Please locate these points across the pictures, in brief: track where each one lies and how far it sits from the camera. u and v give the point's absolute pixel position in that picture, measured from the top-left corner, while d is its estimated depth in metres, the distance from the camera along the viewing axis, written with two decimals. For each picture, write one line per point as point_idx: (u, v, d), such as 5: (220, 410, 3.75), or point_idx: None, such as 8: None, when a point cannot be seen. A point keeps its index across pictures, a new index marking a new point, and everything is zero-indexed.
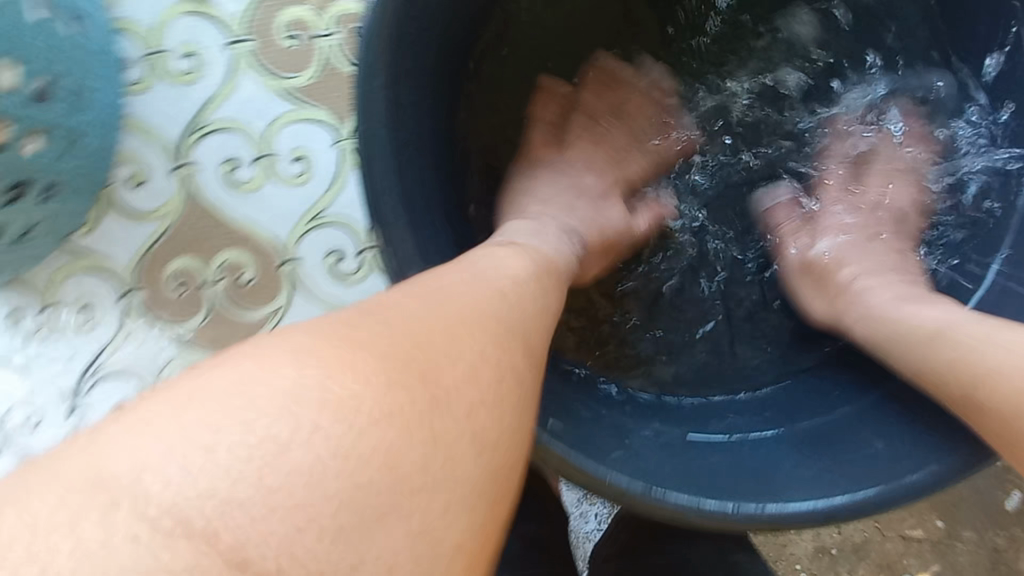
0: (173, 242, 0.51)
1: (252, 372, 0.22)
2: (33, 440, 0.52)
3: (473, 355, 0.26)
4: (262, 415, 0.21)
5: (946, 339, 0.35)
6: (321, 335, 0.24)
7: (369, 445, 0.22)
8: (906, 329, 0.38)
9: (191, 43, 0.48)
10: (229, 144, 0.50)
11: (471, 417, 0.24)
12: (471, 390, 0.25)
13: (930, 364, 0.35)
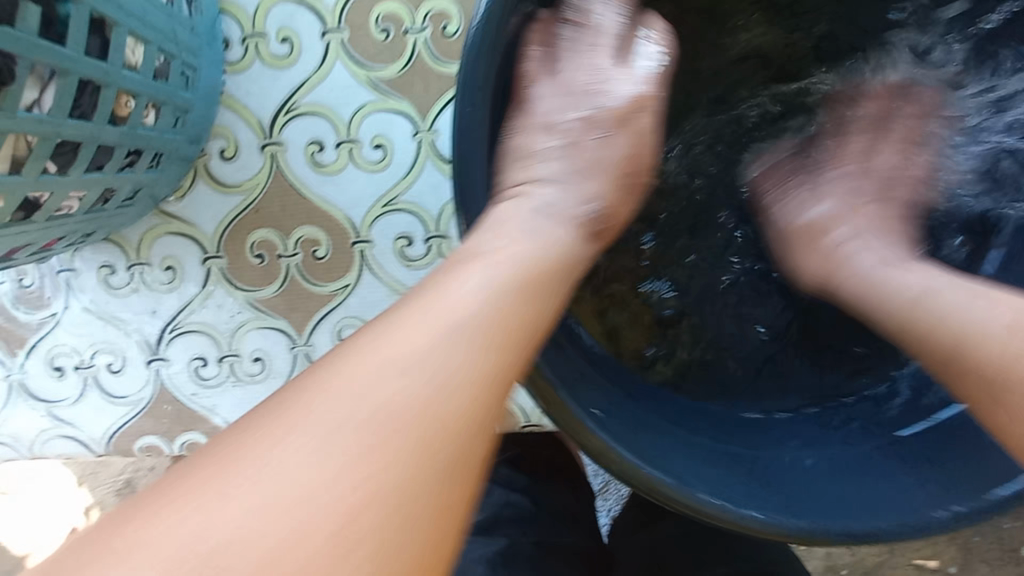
0: (256, 214, 0.55)
1: (187, 490, 0.25)
2: (116, 382, 0.57)
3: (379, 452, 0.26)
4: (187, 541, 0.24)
5: (946, 309, 0.36)
6: (256, 442, 0.26)
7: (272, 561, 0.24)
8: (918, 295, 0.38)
9: (288, 28, 0.51)
10: (316, 126, 0.53)
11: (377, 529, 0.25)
12: (375, 493, 0.26)
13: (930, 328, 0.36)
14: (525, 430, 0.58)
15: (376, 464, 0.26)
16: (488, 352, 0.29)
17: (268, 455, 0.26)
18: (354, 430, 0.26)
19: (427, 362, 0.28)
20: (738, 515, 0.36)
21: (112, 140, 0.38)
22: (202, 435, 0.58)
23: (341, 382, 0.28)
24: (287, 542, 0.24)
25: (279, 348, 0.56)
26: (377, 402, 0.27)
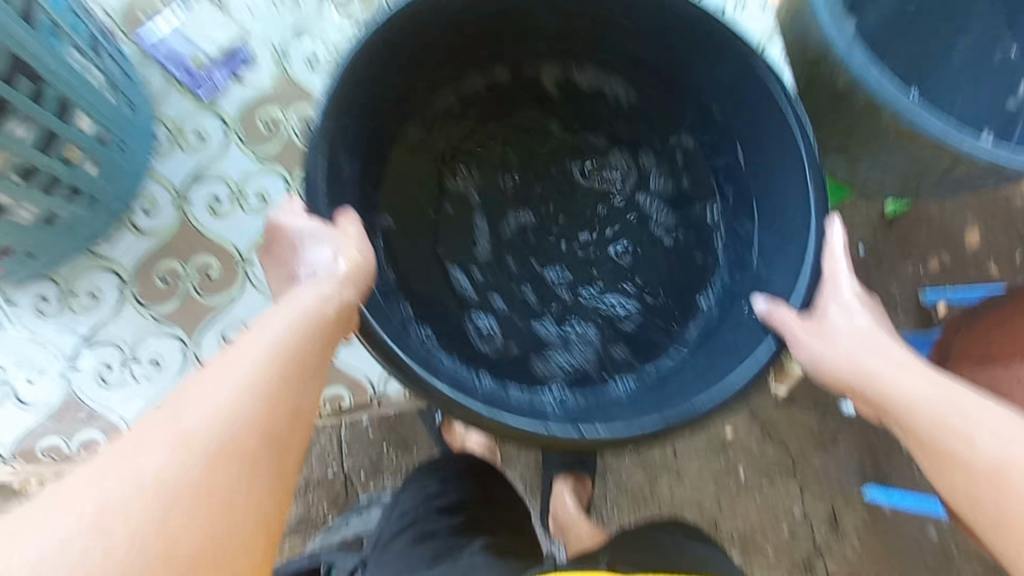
0: (165, 251, 0.74)
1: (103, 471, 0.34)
2: (32, 392, 0.70)
3: (245, 414, 0.39)
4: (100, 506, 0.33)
5: (951, 427, 0.48)
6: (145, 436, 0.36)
7: (187, 502, 0.34)
8: (903, 396, 0.51)
9: (201, 128, 0.77)
10: (216, 187, 0.76)
11: (254, 468, 0.37)
12: (254, 445, 0.38)
13: (924, 424, 0.49)
14: (375, 401, 0.72)
15: (211, 476, 0.36)
16: (288, 368, 0.43)
17: (136, 457, 0.35)
18: (179, 458, 0.35)
19: (233, 397, 0.39)
20: (585, 435, 0.52)
21: (59, 174, 0.59)
22: (100, 431, 0.70)
23: (177, 408, 0.38)
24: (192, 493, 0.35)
25: (172, 351, 0.72)
26: (197, 434, 0.37)
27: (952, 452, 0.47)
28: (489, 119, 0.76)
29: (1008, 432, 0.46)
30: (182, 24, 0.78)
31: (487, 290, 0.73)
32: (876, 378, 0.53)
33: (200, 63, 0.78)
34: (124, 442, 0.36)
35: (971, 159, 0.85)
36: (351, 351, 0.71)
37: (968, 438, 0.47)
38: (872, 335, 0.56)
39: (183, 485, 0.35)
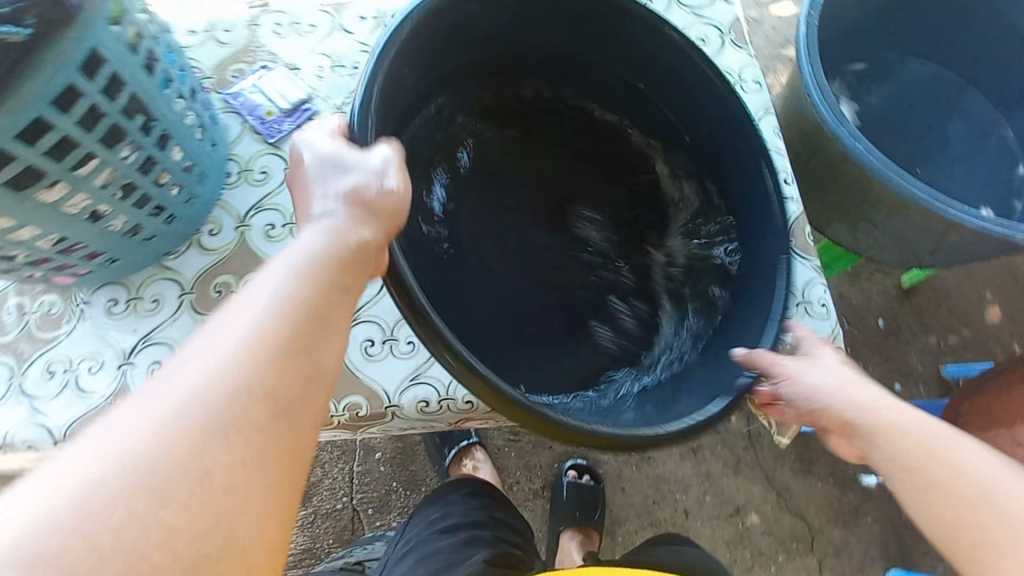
0: (222, 267, 0.85)
1: (128, 418, 0.37)
2: (92, 382, 0.79)
3: (261, 362, 0.41)
4: (133, 453, 0.35)
5: (935, 451, 0.58)
6: (164, 386, 0.39)
7: (211, 450, 0.37)
8: (888, 425, 0.61)
9: (267, 167, 0.90)
10: (272, 216, 0.88)
11: (272, 408, 0.41)
12: (273, 388, 0.41)
13: (909, 449, 0.59)
14: (390, 412, 0.78)
15: (236, 432, 0.39)
16: (303, 313, 0.45)
17: (156, 407, 0.38)
18: (198, 416, 0.38)
19: (248, 357, 0.41)
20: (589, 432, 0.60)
21: (150, 193, 0.71)
22: None
23: (193, 358, 0.40)
24: (219, 440, 0.38)
25: None
26: (218, 392, 0.39)
27: (898, 454, 0.59)
28: (531, 134, 0.98)
29: (945, 435, 0.59)
30: (260, 83, 0.94)
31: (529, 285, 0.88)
32: (836, 401, 0.66)
33: (271, 113, 0.93)
34: (137, 403, 0.38)
35: (955, 224, 0.93)
36: (372, 364, 0.79)
37: (927, 437, 0.59)
38: (835, 373, 0.69)
39: (204, 433, 0.38)
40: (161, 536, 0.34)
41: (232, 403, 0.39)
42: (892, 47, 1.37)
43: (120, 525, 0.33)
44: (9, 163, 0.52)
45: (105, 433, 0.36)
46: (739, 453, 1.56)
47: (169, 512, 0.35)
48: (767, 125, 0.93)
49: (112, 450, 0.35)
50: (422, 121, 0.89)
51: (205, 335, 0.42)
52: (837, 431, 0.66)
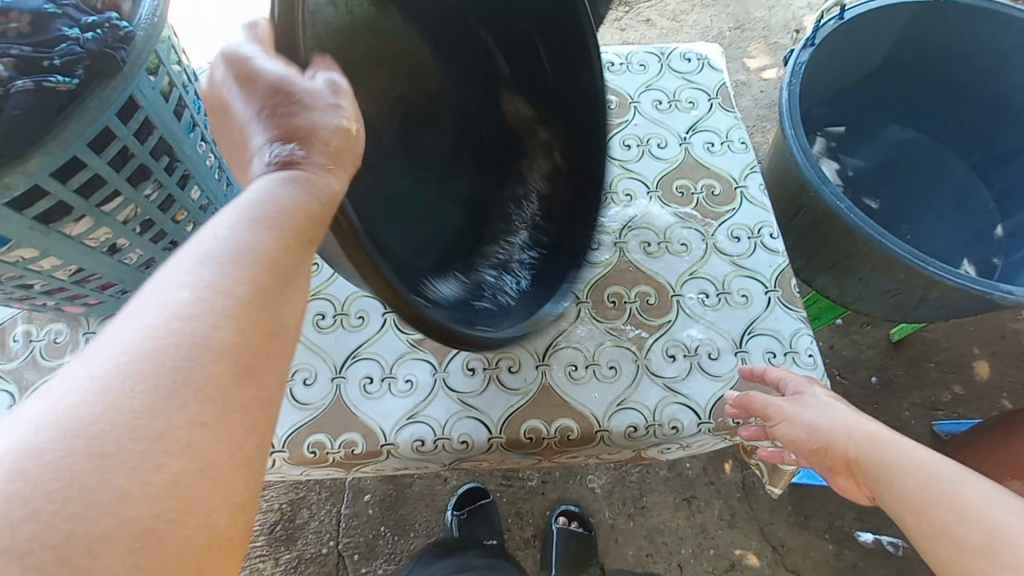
0: None
1: (74, 374, 0.34)
2: None
3: (221, 308, 0.38)
4: (79, 411, 0.32)
5: (941, 487, 0.56)
6: (111, 340, 0.35)
7: (167, 407, 0.34)
8: (898, 463, 0.61)
9: None
10: None
11: (235, 357, 0.37)
12: (236, 338, 0.38)
13: (917, 487, 0.58)
14: (385, 449, 0.78)
15: (197, 384, 0.35)
16: (267, 260, 0.42)
17: (103, 360, 0.34)
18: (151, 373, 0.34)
19: (209, 309, 0.38)
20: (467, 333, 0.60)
21: (168, 229, 0.74)
22: None
23: (143, 307, 0.37)
24: (177, 397, 0.34)
25: None
26: (171, 341, 0.35)
27: (904, 495, 0.59)
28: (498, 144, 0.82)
29: (954, 474, 0.57)
30: None
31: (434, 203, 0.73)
32: (841, 441, 0.67)
33: None
34: (83, 359, 0.34)
35: (936, 280, 0.97)
36: (369, 401, 0.80)
37: (930, 476, 0.58)
38: (829, 408, 0.71)
39: (158, 386, 0.34)
40: (116, 518, 0.30)
41: (191, 360, 0.35)
42: (872, 114, 1.46)
43: (64, 505, 0.30)
44: (42, 199, 0.55)
45: (49, 392, 0.33)
46: (733, 505, 1.54)
47: (122, 481, 0.31)
48: (754, 182, 0.98)
49: (54, 417, 0.31)
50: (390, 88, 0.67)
51: (158, 288, 0.38)
52: (846, 470, 0.67)
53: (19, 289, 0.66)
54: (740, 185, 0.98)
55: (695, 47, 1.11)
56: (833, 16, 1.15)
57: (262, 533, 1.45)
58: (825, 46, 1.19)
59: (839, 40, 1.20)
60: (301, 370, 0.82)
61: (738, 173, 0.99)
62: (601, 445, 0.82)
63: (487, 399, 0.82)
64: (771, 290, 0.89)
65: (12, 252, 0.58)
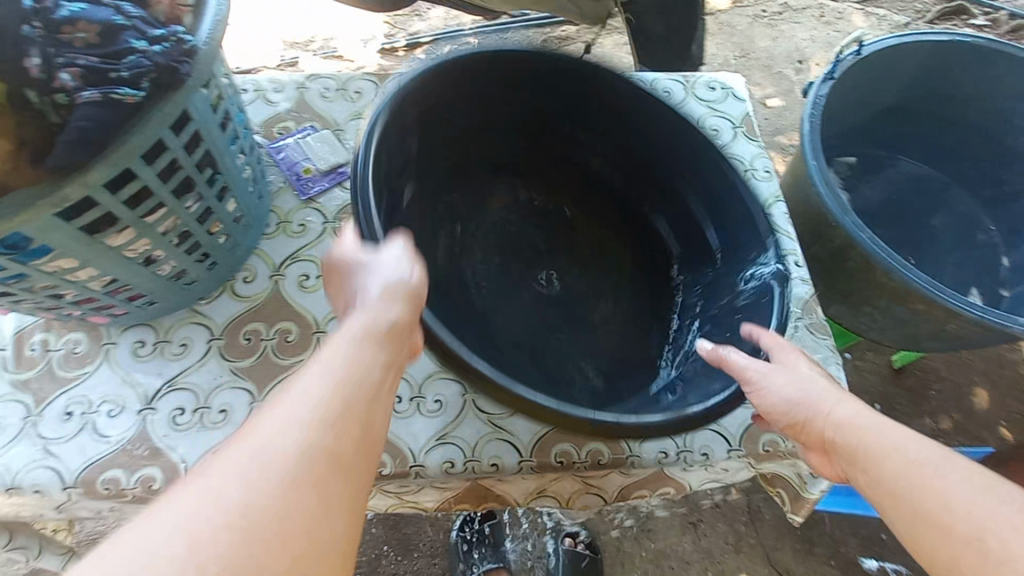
0: (254, 314, 0.85)
1: (215, 472, 0.39)
2: (109, 426, 0.76)
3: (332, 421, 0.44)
4: (223, 505, 0.37)
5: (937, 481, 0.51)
6: (246, 441, 0.41)
7: (292, 505, 0.39)
8: (891, 451, 0.55)
9: (305, 220, 0.93)
10: (307, 267, 0.89)
11: (341, 464, 0.43)
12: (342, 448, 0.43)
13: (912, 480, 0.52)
14: (414, 471, 0.77)
15: (314, 486, 0.40)
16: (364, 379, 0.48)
17: (243, 460, 0.40)
18: (261, 476, 0.39)
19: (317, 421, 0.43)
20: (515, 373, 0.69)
21: (202, 241, 0.73)
22: (158, 469, 0.74)
23: (270, 415, 0.43)
24: (297, 497, 0.39)
25: (242, 403, 0.79)
26: (295, 447, 0.41)
27: (879, 478, 0.55)
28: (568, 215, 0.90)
29: (931, 458, 0.53)
30: (303, 142, 0.99)
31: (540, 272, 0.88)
32: (818, 415, 0.61)
33: (308, 171, 0.97)
34: (223, 459, 0.40)
35: (955, 313, 0.98)
36: (399, 421, 0.79)
37: (906, 460, 0.53)
38: (808, 379, 0.64)
39: (285, 485, 0.39)
40: None
41: (306, 468, 0.41)
42: (880, 146, 1.50)
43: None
44: (93, 209, 0.54)
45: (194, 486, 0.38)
46: (739, 530, 1.54)
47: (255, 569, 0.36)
48: (779, 211, 1.00)
49: (201, 519, 0.36)
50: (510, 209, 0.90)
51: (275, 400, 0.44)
52: (818, 448, 0.62)
53: (51, 298, 0.64)
54: (766, 214, 0.99)
55: (719, 76, 1.13)
56: (851, 52, 1.19)
57: None
58: (843, 80, 1.23)
59: (855, 75, 1.24)
60: None
61: (763, 201, 1.00)
62: (631, 470, 0.82)
63: (518, 421, 0.81)
64: (798, 317, 0.90)
65: (53, 262, 0.57)
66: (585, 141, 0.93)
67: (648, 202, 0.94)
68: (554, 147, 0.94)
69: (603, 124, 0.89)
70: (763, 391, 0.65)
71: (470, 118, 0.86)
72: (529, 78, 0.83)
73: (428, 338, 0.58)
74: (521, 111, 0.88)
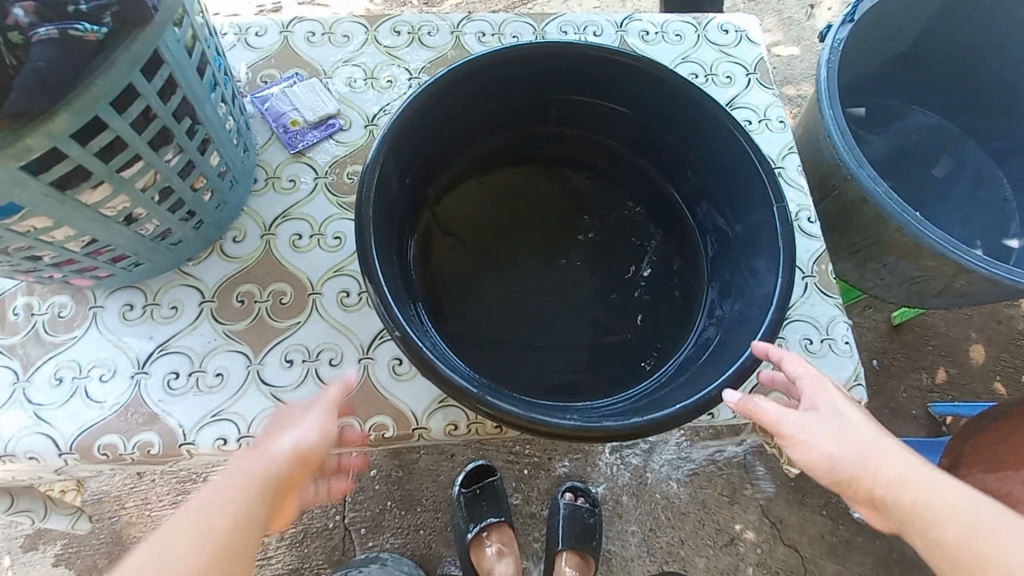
0: (245, 275, 0.82)
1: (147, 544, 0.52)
2: (102, 391, 0.74)
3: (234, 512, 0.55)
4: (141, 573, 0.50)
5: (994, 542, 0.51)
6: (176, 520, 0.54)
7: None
8: (937, 505, 0.54)
9: (295, 175, 0.88)
10: (300, 226, 0.85)
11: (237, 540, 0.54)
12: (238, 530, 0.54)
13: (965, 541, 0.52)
14: (416, 433, 0.76)
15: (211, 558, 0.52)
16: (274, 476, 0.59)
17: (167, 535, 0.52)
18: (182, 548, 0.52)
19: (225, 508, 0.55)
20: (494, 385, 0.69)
21: (186, 198, 0.69)
22: (155, 435, 0.73)
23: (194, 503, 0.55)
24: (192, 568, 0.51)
25: (237, 366, 0.76)
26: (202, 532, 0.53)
27: (943, 547, 0.53)
28: (553, 196, 0.96)
29: (996, 527, 0.51)
30: (289, 91, 0.93)
31: (530, 245, 0.92)
32: (865, 472, 0.57)
33: (296, 123, 0.91)
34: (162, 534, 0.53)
35: (967, 269, 0.96)
36: (400, 384, 0.77)
37: (971, 527, 0.52)
38: (848, 424, 0.59)
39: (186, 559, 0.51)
40: None
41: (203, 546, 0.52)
42: (894, 96, 1.43)
43: None
44: (61, 162, 0.50)
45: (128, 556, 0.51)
46: (734, 482, 1.57)
47: None
48: (792, 164, 0.95)
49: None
50: (506, 183, 0.96)
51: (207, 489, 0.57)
52: (866, 502, 0.58)
53: (28, 261, 0.60)
54: (778, 166, 0.95)
55: (732, 18, 1.06)
56: None
57: None
58: (862, 23, 1.15)
59: (874, 18, 1.17)
60: (327, 351, 0.78)
61: (775, 153, 0.96)
62: None
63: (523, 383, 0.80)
64: (809, 275, 0.88)
65: (24, 221, 0.53)
66: (558, 109, 0.91)
67: (638, 154, 0.94)
68: (556, 117, 0.93)
69: (588, 101, 0.89)
70: (801, 445, 0.59)
71: (477, 96, 0.84)
72: (526, 67, 0.82)
73: (435, 377, 0.61)
74: (483, 111, 0.87)
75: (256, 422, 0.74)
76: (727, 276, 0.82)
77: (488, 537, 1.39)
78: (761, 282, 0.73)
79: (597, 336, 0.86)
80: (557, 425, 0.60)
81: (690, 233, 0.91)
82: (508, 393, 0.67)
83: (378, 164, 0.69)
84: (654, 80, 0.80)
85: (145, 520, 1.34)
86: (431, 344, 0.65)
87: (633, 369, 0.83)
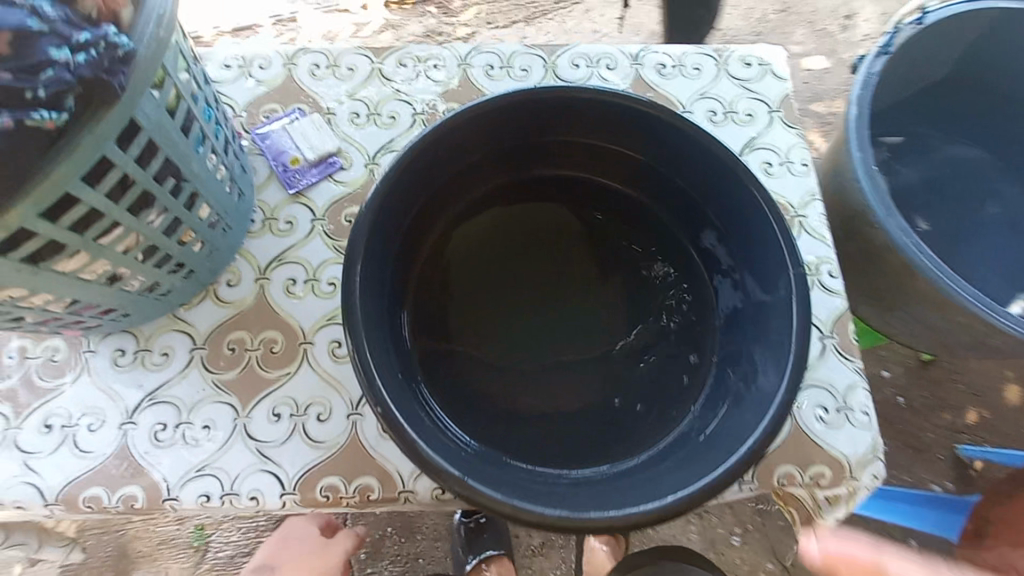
0: (237, 322, 0.80)
1: None
2: (90, 441, 0.73)
3: None
4: None
5: None
6: None
7: None
8: None
9: (293, 217, 0.86)
10: (295, 271, 0.83)
11: None
12: None
13: None
14: (402, 496, 0.73)
15: None
16: None
17: None
18: None
19: None
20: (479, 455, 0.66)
21: (173, 253, 0.67)
22: (140, 488, 0.72)
23: None
24: None
25: (224, 418, 0.75)
26: None
27: None
28: (552, 237, 0.91)
29: None
30: (290, 127, 0.91)
31: (525, 288, 0.88)
32: None
33: (296, 161, 0.89)
34: None
35: (1000, 331, 0.89)
36: (389, 442, 0.75)
37: None
38: None
39: None
40: None
41: None
42: (932, 124, 1.35)
43: None
44: (30, 240, 0.48)
45: None
46: (745, 520, 1.51)
47: None
48: (814, 212, 0.90)
49: None
50: (502, 220, 0.91)
51: None
52: None
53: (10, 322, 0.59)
54: (799, 214, 0.89)
55: (756, 50, 1.00)
56: (912, 22, 1.04)
57: (267, 530, 1.37)
58: (899, 54, 1.08)
59: (913, 47, 1.09)
60: (315, 405, 0.76)
61: (796, 200, 0.90)
62: None
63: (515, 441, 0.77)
64: (826, 335, 0.82)
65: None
66: (562, 148, 0.86)
67: (646, 196, 0.89)
68: (558, 155, 0.88)
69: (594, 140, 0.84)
70: None
71: (477, 139, 0.79)
72: (528, 109, 0.77)
73: (416, 456, 0.58)
74: (482, 152, 0.82)
75: (240, 479, 0.72)
76: (740, 339, 0.77)
77: (487, 570, 1.35)
78: (773, 353, 0.68)
79: (595, 392, 0.83)
80: (540, 513, 0.56)
81: (700, 281, 0.86)
82: (491, 467, 0.63)
83: (366, 213, 0.66)
84: (661, 123, 0.75)
85: (149, 535, 1.35)
86: (416, 415, 0.62)
87: (634, 429, 0.79)
